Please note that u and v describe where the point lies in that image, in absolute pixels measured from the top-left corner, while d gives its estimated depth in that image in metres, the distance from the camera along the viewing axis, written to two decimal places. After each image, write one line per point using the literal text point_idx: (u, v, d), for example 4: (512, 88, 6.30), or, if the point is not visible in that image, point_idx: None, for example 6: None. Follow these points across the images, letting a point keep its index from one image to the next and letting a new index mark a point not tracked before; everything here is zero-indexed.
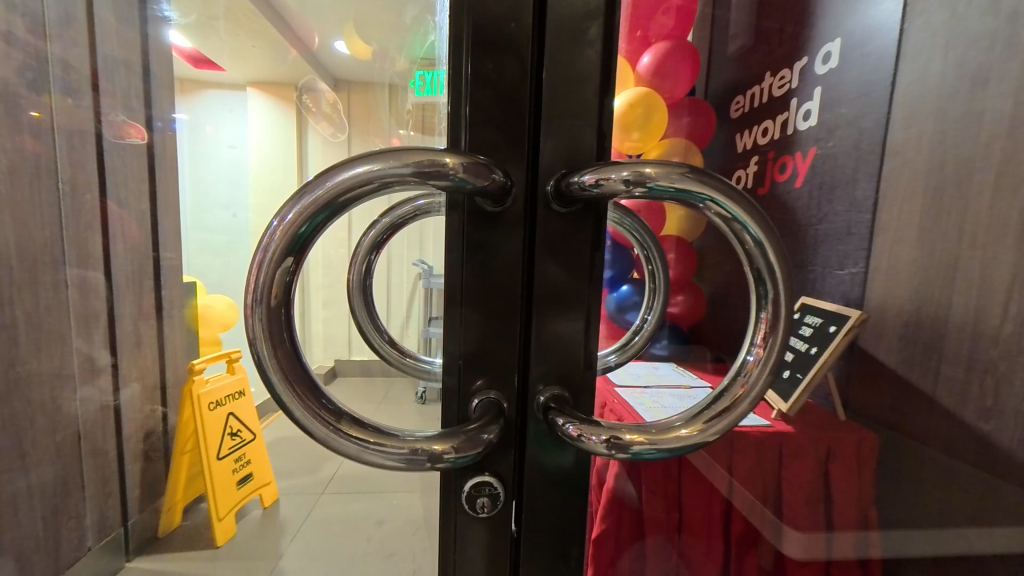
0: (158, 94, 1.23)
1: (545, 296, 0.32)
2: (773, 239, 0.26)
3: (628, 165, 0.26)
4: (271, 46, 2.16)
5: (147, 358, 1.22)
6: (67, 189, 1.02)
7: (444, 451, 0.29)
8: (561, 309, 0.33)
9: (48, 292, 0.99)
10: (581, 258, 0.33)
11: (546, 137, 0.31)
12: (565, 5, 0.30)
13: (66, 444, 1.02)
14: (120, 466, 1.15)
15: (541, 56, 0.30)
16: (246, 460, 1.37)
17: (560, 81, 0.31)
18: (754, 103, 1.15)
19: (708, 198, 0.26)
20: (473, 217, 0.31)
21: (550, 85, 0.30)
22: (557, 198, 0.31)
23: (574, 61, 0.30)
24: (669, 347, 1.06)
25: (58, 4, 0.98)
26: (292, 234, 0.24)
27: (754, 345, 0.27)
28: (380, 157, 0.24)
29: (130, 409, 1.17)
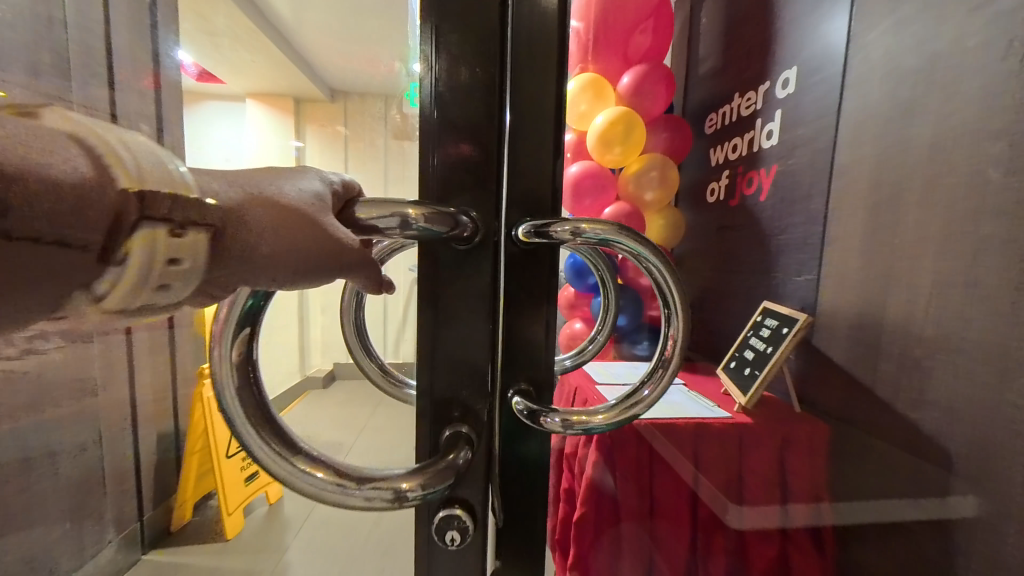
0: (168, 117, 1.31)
1: (514, 314, 0.41)
2: (672, 271, 0.37)
3: (569, 222, 0.36)
4: (270, 64, 2.23)
5: (161, 362, 1.29)
6: None
7: (411, 490, 0.36)
8: (525, 323, 0.42)
9: None
10: (542, 281, 0.42)
11: (513, 184, 0.40)
12: (524, 85, 0.39)
13: (88, 445, 1.07)
14: (136, 465, 1.21)
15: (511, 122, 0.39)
16: (252, 459, 1.45)
17: (519, 141, 0.40)
18: (725, 121, 1.26)
19: (621, 239, 0.36)
20: (443, 264, 0.39)
21: (514, 147, 0.40)
22: (521, 241, 0.39)
23: (531, 127, 0.40)
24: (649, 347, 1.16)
25: None
26: (239, 311, 0.29)
27: (662, 353, 0.38)
28: (306, 176, 0.29)
29: (145, 410, 1.23)
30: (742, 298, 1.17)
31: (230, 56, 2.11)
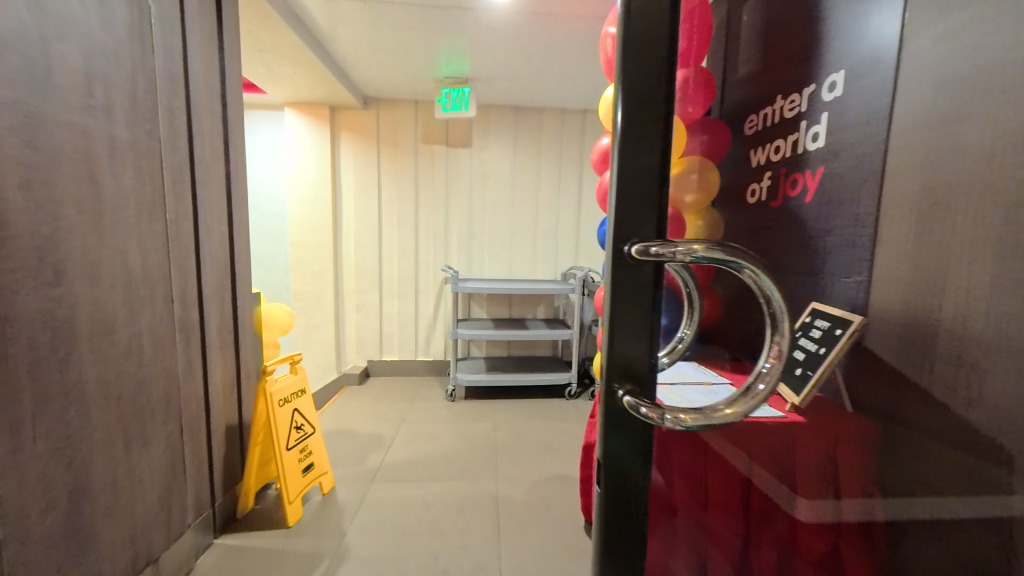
0: (233, 136, 1.35)
1: (624, 323, 0.42)
2: (771, 277, 0.38)
3: (686, 243, 0.38)
4: (313, 79, 2.27)
5: (228, 360, 1.37)
6: (172, 218, 1.11)
7: None
8: (633, 331, 0.42)
9: (161, 306, 1.08)
10: (647, 287, 0.42)
11: (624, 194, 0.41)
12: (638, 101, 0.41)
13: (173, 438, 1.13)
14: (209, 454, 1.29)
15: (624, 136, 0.41)
16: (308, 451, 1.54)
17: (630, 155, 0.41)
18: (766, 123, 1.28)
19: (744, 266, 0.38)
20: None
21: (623, 160, 0.41)
22: (634, 260, 0.41)
23: (641, 141, 0.41)
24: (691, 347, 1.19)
25: (165, 49, 1.07)
26: None
27: (768, 357, 0.39)
28: None
29: (215, 404, 1.31)
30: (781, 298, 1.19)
31: (274, 70, 2.15)
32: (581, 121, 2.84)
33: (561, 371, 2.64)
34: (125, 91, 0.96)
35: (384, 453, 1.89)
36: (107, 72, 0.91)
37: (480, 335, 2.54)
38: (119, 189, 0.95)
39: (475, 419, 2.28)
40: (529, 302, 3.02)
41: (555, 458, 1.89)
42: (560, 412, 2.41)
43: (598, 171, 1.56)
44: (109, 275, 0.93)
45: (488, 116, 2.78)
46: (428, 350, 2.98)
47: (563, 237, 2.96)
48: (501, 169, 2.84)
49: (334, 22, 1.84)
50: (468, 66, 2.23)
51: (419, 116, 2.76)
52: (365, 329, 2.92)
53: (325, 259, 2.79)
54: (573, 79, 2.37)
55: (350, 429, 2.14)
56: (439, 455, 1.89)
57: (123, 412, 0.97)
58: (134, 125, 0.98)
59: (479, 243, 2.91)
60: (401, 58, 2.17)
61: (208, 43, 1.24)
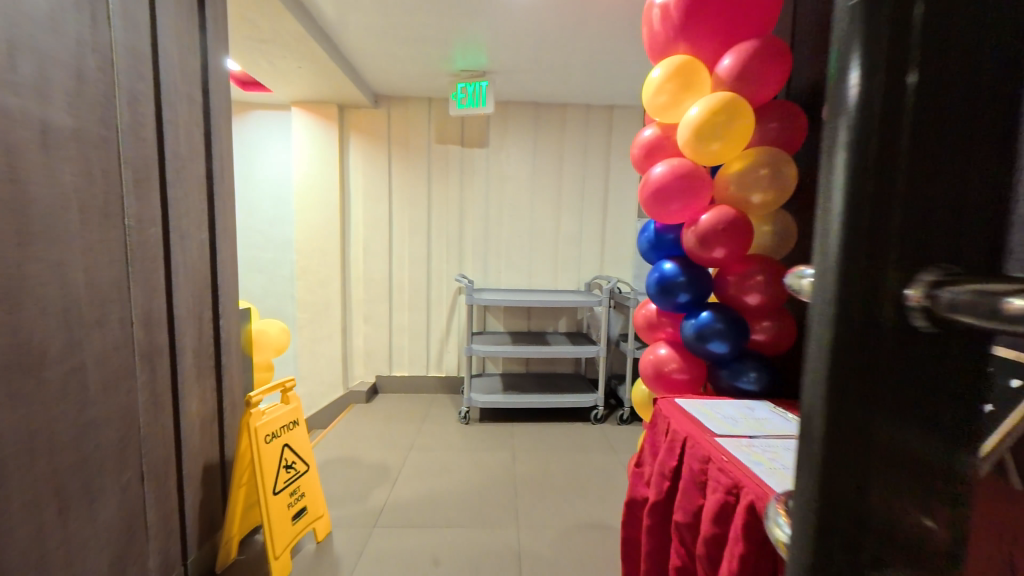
0: (217, 130, 1.16)
1: (888, 457, 0.22)
2: None
3: None
4: (319, 75, 2.10)
5: (207, 389, 1.17)
6: (133, 224, 0.91)
7: None
8: (903, 473, 0.22)
9: (116, 331, 0.88)
10: (943, 387, 0.22)
11: (914, 200, 0.20)
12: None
13: (131, 491, 0.93)
14: (180, 503, 1.08)
15: (939, 71, 0.20)
16: (300, 493, 1.33)
17: (933, 119, 0.20)
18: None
19: None
20: None
21: (921, 125, 0.20)
22: (925, 329, 0.20)
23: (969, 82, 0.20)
24: (756, 381, 1.10)
25: (127, 16, 0.87)
26: None
27: None
28: None
29: (190, 442, 1.11)
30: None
31: (277, 64, 1.98)
32: (607, 119, 2.62)
33: (586, 392, 2.39)
34: (70, 68, 0.76)
35: (390, 489, 1.67)
36: (45, 36, 0.71)
37: (498, 351, 2.31)
38: (55, 190, 0.74)
39: (492, 446, 2.05)
40: (550, 314, 2.78)
41: (583, 500, 1.64)
42: (586, 440, 2.15)
43: (641, 167, 1.34)
44: (38, 300, 0.72)
45: (507, 114, 2.57)
46: (440, 365, 2.77)
47: (587, 244, 2.72)
48: (520, 171, 2.63)
49: (341, 8, 1.65)
50: (487, 57, 2.02)
51: (433, 115, 2.58)
52: (373, 342, 2.73)
53: (332, 267, 2.61)
54: (602, 71, 2.14)
55: (354, 455, 1.93)
56: (451, 492, 1.66)
57: (55, 470, 0.77)
58: (79, 110, 0.78)
59: (496, 251, 2.70)
60: (414, 49, 1.97)
61: (187, 20, 1.05)
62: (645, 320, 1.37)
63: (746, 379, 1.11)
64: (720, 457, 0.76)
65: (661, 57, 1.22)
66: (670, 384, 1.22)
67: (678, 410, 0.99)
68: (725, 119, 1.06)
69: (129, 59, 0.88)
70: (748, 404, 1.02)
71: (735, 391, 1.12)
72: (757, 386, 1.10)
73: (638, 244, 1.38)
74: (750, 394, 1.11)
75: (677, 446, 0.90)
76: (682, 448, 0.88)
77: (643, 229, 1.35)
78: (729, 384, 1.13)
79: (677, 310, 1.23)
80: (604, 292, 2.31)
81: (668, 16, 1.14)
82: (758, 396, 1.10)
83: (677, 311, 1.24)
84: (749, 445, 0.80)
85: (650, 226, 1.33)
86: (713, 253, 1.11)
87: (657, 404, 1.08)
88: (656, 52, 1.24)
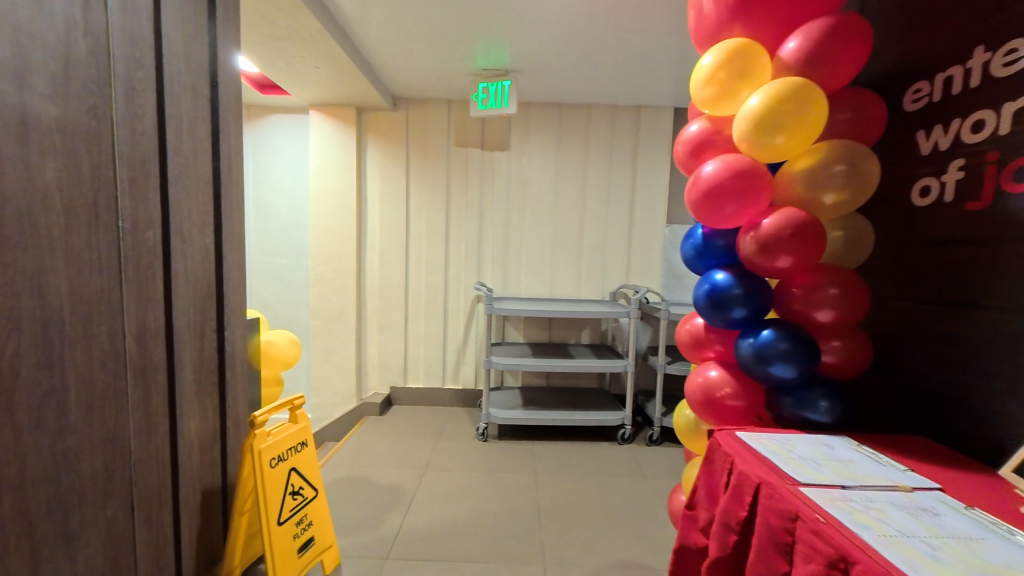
0: (226, 127, 1.08)
1: None
2: None
3: None
4: (337, 76, 2.03)
5: (209, 407, 1.07)
6: (127, 227, 0.83)
7: None
8: None
9: (104, 345, 0.80)
10: None
11: None
12: None
13: (117, 522, 0.84)
14: (175, 534, 0.98)
15: None
16: (307, 521, 1.21)
17: None
18: (948, 93, 0.86)
19: None
20: None
21: None
22: None
23: None
24: (827, 412, 0.94)
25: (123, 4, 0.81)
26: None
27: None
28: None
29: (189, 467, 1.01)
30: (995, 349, 0.77)
31: (293, 64, 1.92)
32: (634, 120, 2.48)
33: (612, 409, 2.22)
34: (54, 50, 0.70)
35: (403, 515, 1.54)
36: (22, 24, 0.66)
37: (518, 364, 2.17)
38: (32, 185, 0.68)
39: (512, 467, 1.91)
40: (572, 325, 2.64)
41: (615, 534, 1.48)
42: (614, 462, 1.99)
43: (685, 166, 1.19)
44: (10, 309, 0.66)
45: (529, 116, 2.47)
46: (457, 377, 2.64)
47: (613, 251, 2.57)
48: (542, 174, 2.52)
49: (359, 3, 1.57)
50: (509, 55, 1.93)
51: (452, 118, 2.49)
52: (388, 352, 2.63)
53: (347, 274, 2.53)
54: (631, 68, 2.01)
55: (367, 475, 1.82)
56: (469, 520, 1.53)
57: (26, 499, 0.69)
58: (64, 96, 0.72)
59: (516, 258, 2.58)
60: (434, 48, 1.88)
61: (193, 7, 0.97)
62: (689, 337, 1.22)
63: (816, 409, 0.94)
64: (814, 517, 0.61)
65: (709, 42, 1.09)
66: (722, 411, 1.07)
67: (742, 448, 0.84)
68: (791, 110, 0.91)
69: (125, 49, 0.81)
70: (824, 440, 0.87)
71: (802, 423, 0.96)
72: (829, 417, 0.94)
73: (681, 252, 1.24)
74: (820, 426, 0.95)
75: (747, 493, 0.75)
76: (755, 497, 0.73)
77: (688, 235, 1.21)
78: (795, 413, 0.97)
79: (730, 327, 1.08)
80: (633, 302, 2.16)
81: None
82: (831, 429, 0.94)
83: (730, 328, 1.09)
84: (846, 500, 0.65)
85: (696, 231, 1.19)
86: (776, 263, 0.95)
87: (713, 438, 0.93)
88: (702, 38, 1.10)
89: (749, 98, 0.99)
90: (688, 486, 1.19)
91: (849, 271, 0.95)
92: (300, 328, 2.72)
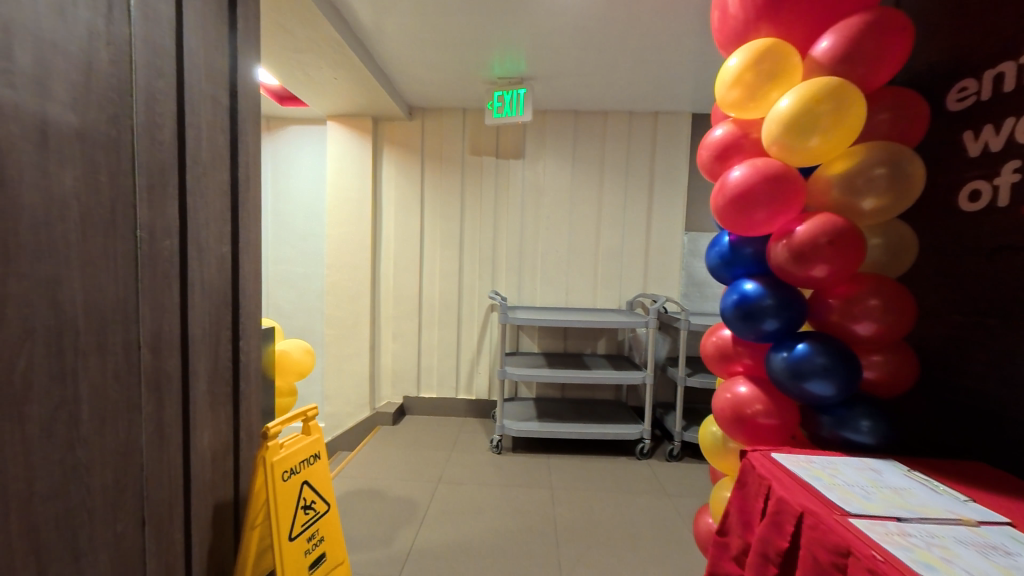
0: (244, 136, 1.07)
1: None
2: None
3: None
4: (355, 86, 2.05)
5: (223, 419, 1.05)
6: (144, 237, 0.83)
7: None
8: None
9: (118, 356, 0.79)
10: None
11: None
12: None
13: (127, 536, 0.82)
14: (186, 548, 0.96)
15: None
16: (319, 537, 1.18)
17: None
18: (999, 91, 0.79)
19: None
20: None
21: None
22: None
23: None
24: (871, 434, 0.87)
25: (145, 17, 0.82)
26: None
27: None
28: None
29: (201, 480, 0.99)
30: None
31: (312, 75, 1.95)
32: (651, 126, 2.45)
33: (630, 422, 2.15)
34: (76, 59, 0.71)
35: (416, 530, 1.50)
36: (42, 37, 0.66)
37: (533, 375, 2.12)
38: (49, 195, 0.68)
39: (527, 482, 1.85)
40: (588, 335, 2.58)
41: (636, 557, 1.41)
42: (632, 478, 1.91)
43: (709, 171, 1.15)
44: (23, 320, 0.65)
45: (544, 124, 2.46)
46: (470, 387, 2.61)
47: (629, 260, 2.52)
48: (557, 182, 2.49)
49: (377, 13, 1.58)
50: (526, 63, 1.91)
51: (467, 126, 2.49)
52: (402, 362, 2.61)
53: (362, 282, 2.53)
54: (649, 75, 1.98)
55: (379, 487, 1.79)
56: (483, 537, 1.47)
57: (34, 516, 0.67)
58: (85, 106, 0.72)
59: (531, 267, 2.54)
60: (451, 56, 1.89)
61: (214, 17, 0.98)
62: (716, 349, 1.17)
63: (858, 429, 0.87)
64: (870, 554, 0.55)
65: (735, 43, 1.05)
66: (753, 430, 1.00)
67: (779, 472, 0.77)
68: (828, 110, 0.85)
69: (147, 62, 0.82)
70: (870, 464, 0.80)
71: (843, 444, 0.89)
72: (873, 438, 0.86)
73: (706, 260, 1.19)
74: (864, 448, 0.87)
75: (788, 523, 0.68)
76: (798, 528, 0.67)
77: (713, 243, 1.16)
78: (834, 433, 0.90)
79: (760, 340, 1.01)
80: (652, 312, 2.09)
81: None
82: (876, 452, 0.86)
83: (760, 341, 1.03)
84: (904, 535, 0.58)
85: (721, 239, 1.14)
86: (811, 272, 0.89)
87: (745, 459, 0.87)
88: (727, 38, 1.06)
89: (779, 99, 0.94)
90: (717, 509, 1.13)
91: (891, 281, 0.89)
92: (314, 337, 2.73)
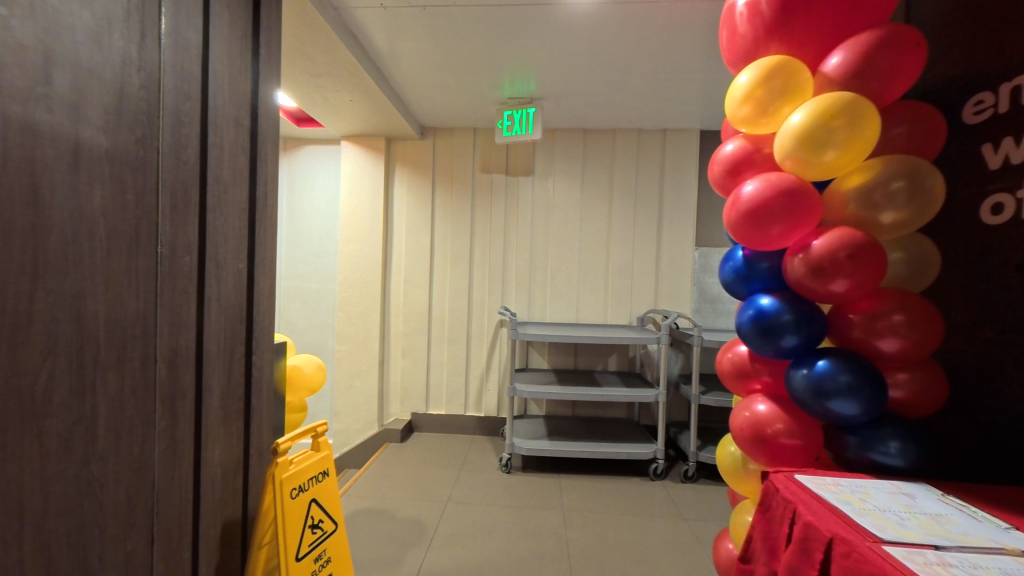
0: (263, 155, 1.10)
1: None
2: None
3: None
4: (368, 107, 2.11)
5: (234, 435, 1.05)
6: (165, 253, 0.85)
7: None
8: None
9: (136, 370, 0.80)
10: None
11: None
12: None
13: (136, 554, 0.81)
14: (195, 567, 0.94)
15: None
16: (325, 557, 1.15)
17: None
18: (1016, 104, 0.79)
19: None
20: None
21: None
22: None
23: None
24: (902, 457, 0.83)
25: (174, 45, 0.86)
26: None
27: None
28: None
29: (211, 497, 0.98)
30: None
31: (330, 99, 2.03)
32: (660, 143, 2.46)
33: (644, 442, 2.10)
34: (110, 84, 0.75)
35: (424, 553, 1.46)
36: (78, 65, 0.70)
37: (545, 392, 2.08)
38: (79, 213, 0.70)
39: (538, 504, 1.80)
40: (599, 351, 2.55)
41: None
42: (648, 501, 1.85)
43: (721, 186, 1.15)
44: (45, 336, 0.66)
45: (553, 142, 2.50)
46: (479, 404, 2.58)
47: (640, 275, 2.50)
48: (567, 199, 2.51)
49: (392, 37, 1.64)
50: (536, 83, 1.96)
51: (478, 145, 2.54)
52: (411, 378, 2.60)
53: (373, 298, 2.55)
54: (658, 94, 2.01)
55: (387, 507, 1.75)
56: (492, 561, 1.43)
57: (45, 532, 0.67)
58: (116, 128, 0.75)
59: (541, 282, 2.55)
60: (462, 78, 1.94)
61: (238, 45, 1.02)
62: (733, 366, 1.14)
63: (886, 451, 0.84)
64: None
65: (745, 60, 1.06)
66: (775, 451, 0.97)
67: (806, 495, 0.74)
68: (841, 126, 0.85)
69: (174, 87, 0.86)
70: (902, 488, 0.76)
71: (871, 466, 0.86)
72: (903, 461, 0.83)
73: (720, 275, 1.17)
74: (893, 471, 0.84)
75: (817, 550, 0.65)
76: (828, 556, 0.63)
77: (727, 257, 1.15)
78: (861, 456, 0.87)
79: (780, 356, 0.99)
80: (663, 328, 2.06)
81: (755, 13, 0.99)
82: (907, 474, 0.83)
83: (780, 358, 1.00)
84: (945, 565, 0.54)
85: (736, 253, 1.13)
86: (830, 287, 0.87)
87: (768, 481, 0.83)
88: (736, 55, 1.08)
89: (791, 115, 0.94)
90: (738, 535, 1.08)
91: (916, 295, 0.87)
92: (325, 353, 2.74)
